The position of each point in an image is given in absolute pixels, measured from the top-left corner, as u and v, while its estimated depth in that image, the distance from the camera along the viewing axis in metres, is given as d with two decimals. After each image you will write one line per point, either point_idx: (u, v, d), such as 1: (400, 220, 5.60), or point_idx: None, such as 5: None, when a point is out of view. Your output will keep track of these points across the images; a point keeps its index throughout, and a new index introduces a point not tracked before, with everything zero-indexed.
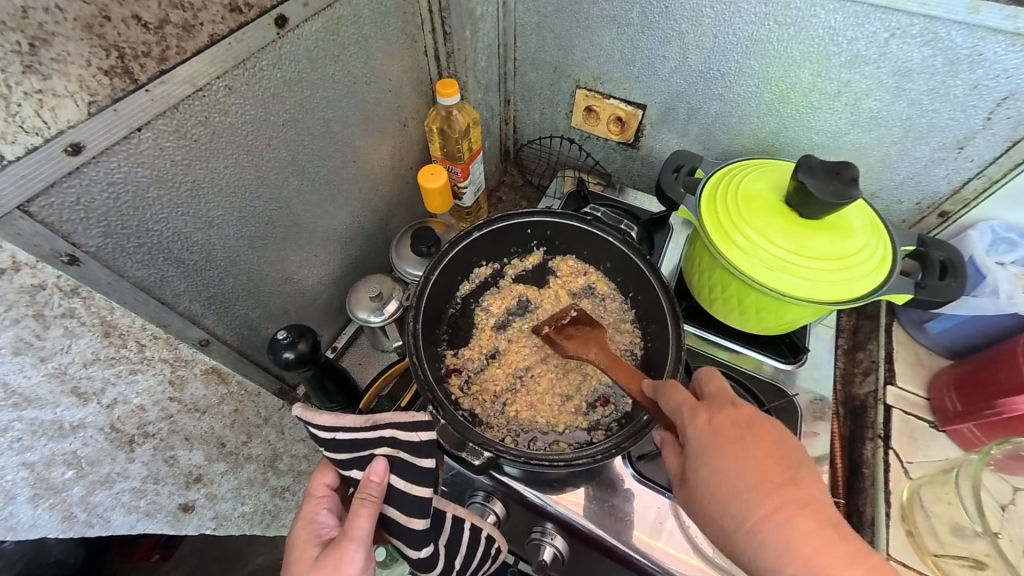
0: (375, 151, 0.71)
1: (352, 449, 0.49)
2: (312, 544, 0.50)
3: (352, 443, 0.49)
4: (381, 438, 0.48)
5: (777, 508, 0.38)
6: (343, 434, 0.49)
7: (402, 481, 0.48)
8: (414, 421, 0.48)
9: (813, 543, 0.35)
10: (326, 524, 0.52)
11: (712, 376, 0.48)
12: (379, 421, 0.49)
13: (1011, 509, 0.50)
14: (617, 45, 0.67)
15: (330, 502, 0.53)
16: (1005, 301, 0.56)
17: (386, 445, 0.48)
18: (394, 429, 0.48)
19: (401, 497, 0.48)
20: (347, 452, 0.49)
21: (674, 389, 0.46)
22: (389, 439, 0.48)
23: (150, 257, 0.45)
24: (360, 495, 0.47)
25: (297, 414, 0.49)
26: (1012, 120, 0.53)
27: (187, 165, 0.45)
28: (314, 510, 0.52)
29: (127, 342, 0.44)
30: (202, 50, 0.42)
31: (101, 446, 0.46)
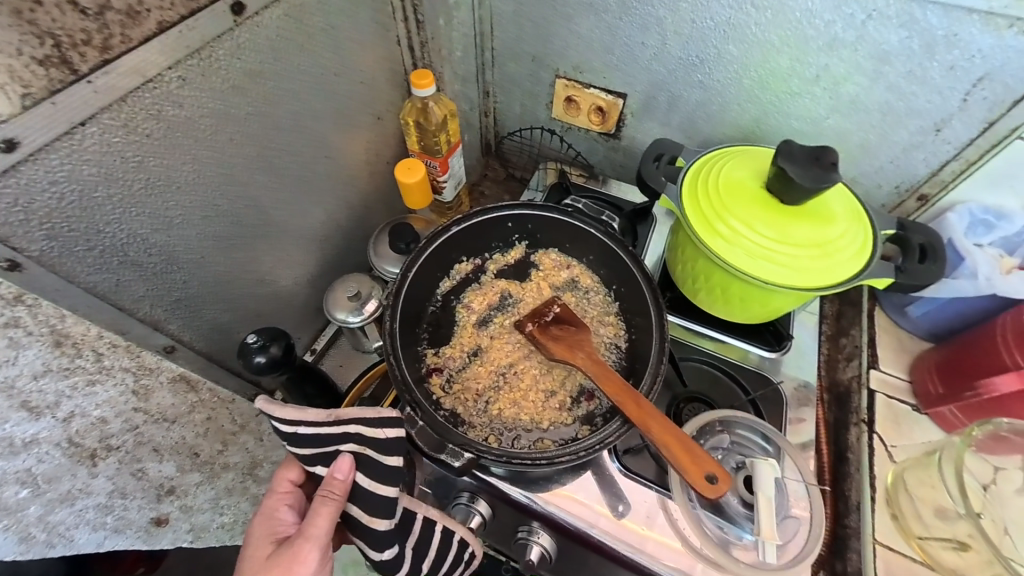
0: (349, 146, 0.69)
1: (315, 444, 0.47)
2: (268, 541, 0.49)
3: (315, 438, 0.47)
4: (347, 434, 0.47)
5: None
6: (305, 429, 0.47)
7: (367, 478, 0.47)
8: (381, 417, 0.47)
9: None
10: (284, 521, 0.51)
11: None
12: (342, 416, 0.47)
13: (993, 489, 0.50)
14: (595, 33, 0.66)
15: (293, 499, 0.52)
16: (983, 283, 0.56)
17: (351, 442, 0.47)
18: (359, 425, 0.47)
19: (365, 495, 0.47)
20: (312, 448, 0.47)
21: None
22: (355, 435, 0.47)
23: (104, 260, 0.42)
24: (324, 491, 0.46)
25: (258, 408, 0.46)
26: (988, 102, 0.53)
27: (140, 162, 0.42)
28: (275, 506, 0.51)
29: (82, 351, 0.42)
30: (151, 38, 0.39)
31: (58, 462, 0.44)
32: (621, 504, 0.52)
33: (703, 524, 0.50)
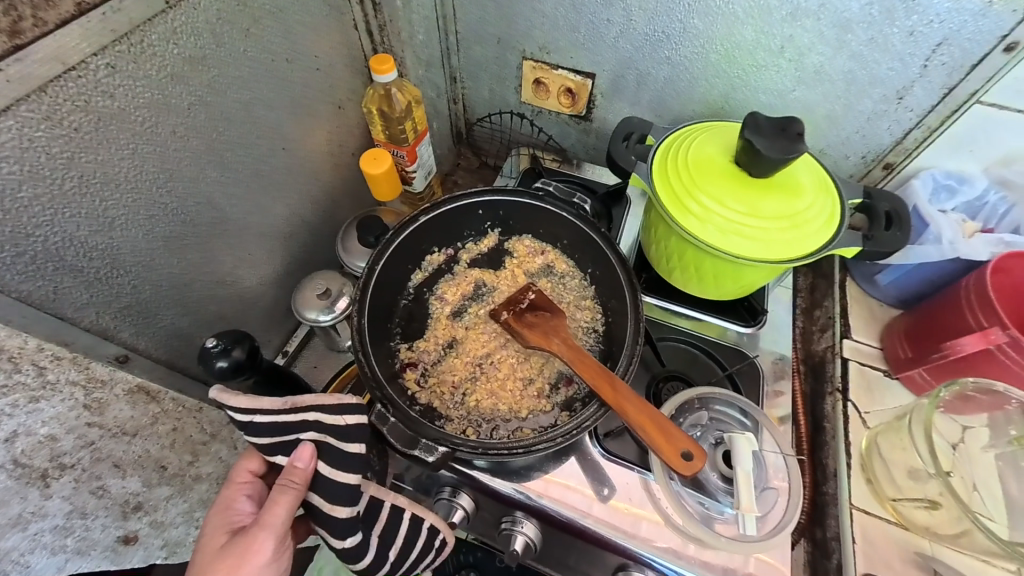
0: (309, 137, 0.66)
1: (271, 433, 0.45)
2: (223, 531, 0.48)
3: (273, 427, 0.45)
4: (306, 422, 0.46)
5: None
6: (262, 417, 0.45)
7: (327, 466, 0.45)
8: (341, 404, 0.47)
9: None
10: (240, 511, 0.49)
11: None
12: (298, 403, 0.46)
13: (961, 447, 0.52)
14: (560, 11, 0.64)
15: (251, 489, 0.51)
16: (948, 247, 0.58)
17: (311, 430, 0.46)
18: (317, 412, 0.47)
19: (325, 483, 0.46)
20: (269, 436, 0.45)
21: None
22: (313, 422, 0.46)
23: (37, 266, 0.39)
24: (283, 480, 0.45)
25: (214, 397, 0.45)
26: (946, 67, 0.53)
27: (69, 159, 0.39)
28: (232, 497, 0.50)
29: (20, 366, 0.38)
30: (69, 21, 0.35)
31: (4, 485, 0.41)
32: (605, 487, 0.52)
33: (683, 500, 0.50)
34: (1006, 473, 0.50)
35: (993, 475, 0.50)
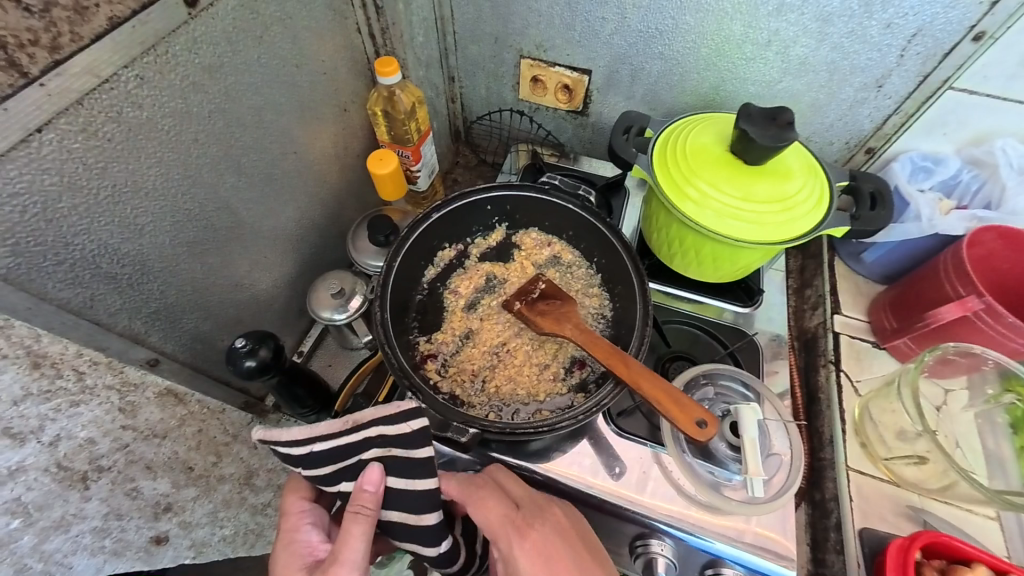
0: (316, 139, 0.67)
1: (333, 459, 0.48)
2: (298, 566, 0.48)
3: (334, 451, 0.48)
4: (367, 440, 0.47)
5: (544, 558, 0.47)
6: (322, 445, 0.48)
7: (403, 478, 0.47)
8: (400, 412, 0.47)
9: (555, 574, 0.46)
10: (309, 541, 0.50)
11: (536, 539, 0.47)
12: (358, 421, 0.48)
13: (944, 408, 0.57)
14: (555, 9, 0.66)
15: (311, 516, 0.51)
16: (926, 225, 0.62)
17: (375, 449, 0.47)
18: (379, 427, 0.47)
19: (403, 497, 0.47)
20: (330, 463, 0.48)
21: (528, 531, 0.48)
22: (376, 439, 0.47)
23: (75, 274, 0.40)
24: (353, 508, 0.46)
25: (259, 439, 0.48)
26: (921, 56, 0.57)
27: (103, 168, 0.40)
28: (295, 528, 0.51)
29: (61, 372, 0.39)
30: (102, 35, 0.36)
31: (48, 488, 0.42)
32: (617, 466, 0.55)
33: (694, 470, 0.54)
34: (983, 430, 0.55)
35: (972, 431, 0.56)
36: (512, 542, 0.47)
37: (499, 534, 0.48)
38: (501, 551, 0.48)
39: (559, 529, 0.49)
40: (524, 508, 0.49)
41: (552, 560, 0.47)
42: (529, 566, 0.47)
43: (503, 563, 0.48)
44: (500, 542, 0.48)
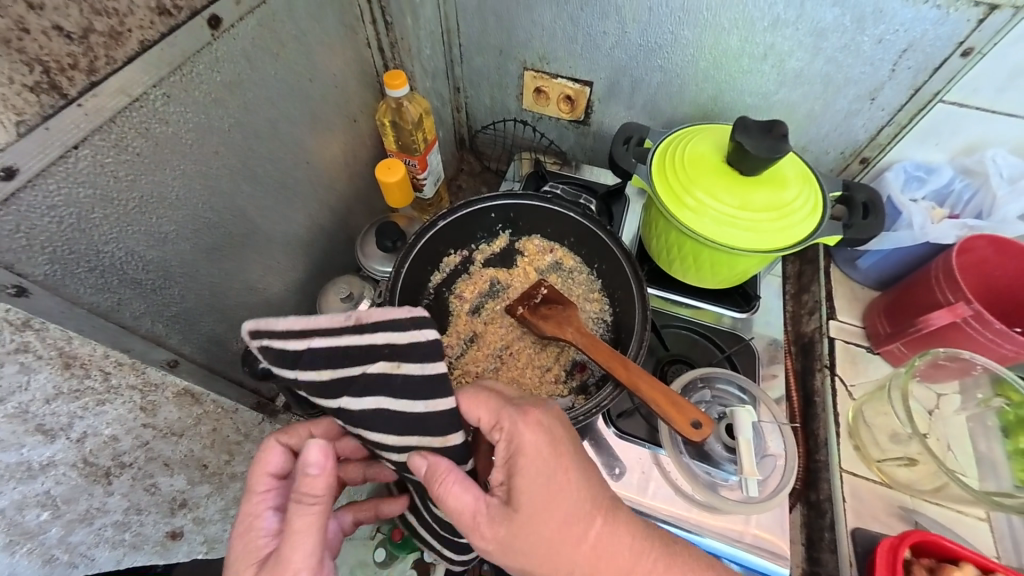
0: (326, 148, 0.69)
1: (328, 361, 0.42)
2: (250, 562, 0.45)
3: (333, 352, 0.42)
4: (373, 345, 0.43)
5: (549, 448, 0.45)
6: (319, 343, 0.42)
7: (421, 400, 0.44)
8: (415, 318, 0.44)
9: (557, 464, 0.44)
10: (267, 528, 0.47)
11: (536, 422, 0.46)
12: (365, 318, 0.44)
13: (936, 412, 0.59)
14: (558, 24, 0.69)
15: (273, 500, 0.49)
16: (918, 232, 0.64)
17: (380, 359, 0.43)
18: (388, 332, 0.43)
19: (424, 422, 0.44)
20: (325, 366, 0.42)
21: (529, 414, 0.46)
22: (385, 346, 0.43)
23: (104, 280, 0.43)
24: (299, 496, 0.43)
25: (250, 329, 0.43)
26: (913, 69, 0.59)
27: (132, 181, 0.42)
28: (254, 514, 0.48)
29: (90, 372, 0.41)
30: (134, 57, 0.39)
31: (74, 483, 0.44)
32: (617, 466, 0.57)
33: (692, 471, 0.56)
34: (975, 433, 0.57)
35: (964, 434, 0.57)
36: (515, 420, 0.46)
37: (503, 416, 0.46)
38: (502, 437, 0.46)
39: (558, 420, 0.47)
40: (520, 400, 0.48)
41: (553, 443, 0.45)
42: (532, 447, 0.44)
43: (504, 450, 0.46)
44: (502, 426, 0.46)
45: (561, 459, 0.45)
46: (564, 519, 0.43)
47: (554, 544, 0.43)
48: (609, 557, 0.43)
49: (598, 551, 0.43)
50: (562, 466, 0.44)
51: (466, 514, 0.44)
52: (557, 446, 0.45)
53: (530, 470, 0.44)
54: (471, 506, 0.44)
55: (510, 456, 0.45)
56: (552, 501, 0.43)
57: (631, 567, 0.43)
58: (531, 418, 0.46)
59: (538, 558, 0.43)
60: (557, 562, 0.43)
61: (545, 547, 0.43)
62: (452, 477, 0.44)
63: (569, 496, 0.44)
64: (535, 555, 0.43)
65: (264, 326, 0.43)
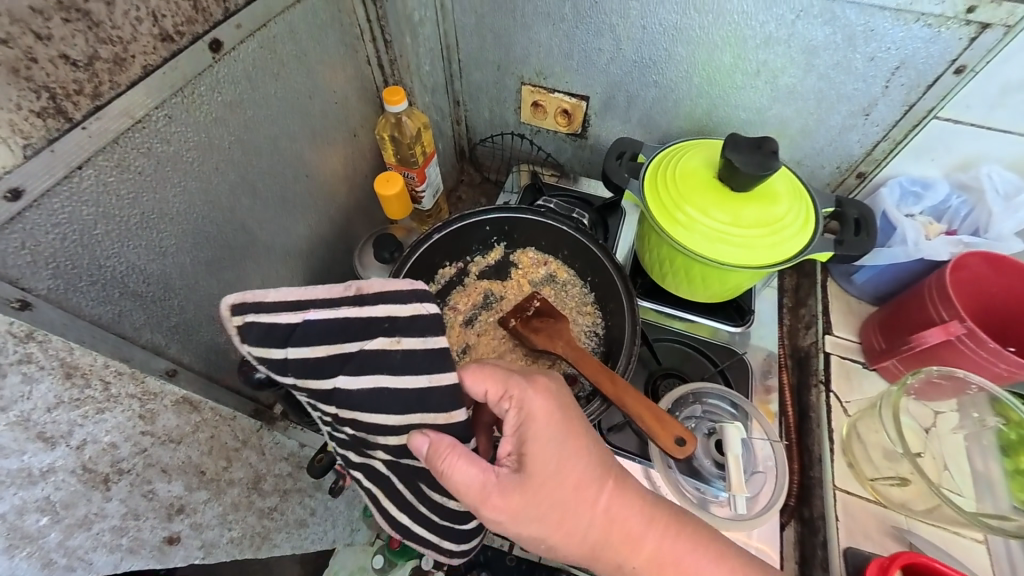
0: (326, 162, 0.71)
1: (330, 335, 0.44)
2: None
3: (331, 326, 0.44)
4: (374, 318, 0.45)
5: (558, 417, 0.45)
6: (317, 315, 0.44)
7: (424, 373, 0.45)
8: (416, 292, 0.46)
9: (568, 432, 0.45)
10: None
11: (546, 391, 0.46)
12: (364, 290, 0.46)
13: (933, 430, 0.58)
14: (554, 41, 0.70)
15: None
16: (912, 248, 0.64)
17: (382, 333, 0.45)
18: (389, 305, 0.45)
19: (427, 397, 0.45)
20: (325, 341, 0.44)
21: (538, 384, 0.46)
22: (385, 319, 0.45)
23: (106, 293, 0.44)
24: None
25: (232, 303, 0.41)
26: (905, 86, 0.59)
27: (134, 198, 0.44)
28: None
29: (90, 381, 0.43)
30: (137, 81, 0.41)
31: (74, 489, 0.45)
32: None
33: (681, 486, 0.56)
34: (972, 451, 0.56)
35: (960, 452, 0.57)
36: (525, 389, 0.45)
37: (512, 385, 0.46)
38: (510, 407, 0.46)
39: (564, 391, 0.48)
40: (523, 372, 0.48)
41: (564, 412, 0.46)
42: (543, 414, 0.45)
43: (513, 420, 0.46)
44: (511, 395, 0.46)
45: (571, 425, 0.45)
46: (577, 485, 0.44)
47: (568, 507, 0.44)
48: (620, 520, 0.44)
49: (610, 513, 0.45)
50: (573, 434, 0.45)
51: (476, 486, 0.43)
52: (566, 414, 0.46)
53: (543, 438, 0.44)
54: (480, 477, 0.43)
55: (520, 426, 0.45)
56: (564, 467, 0.44)
57: (642, 530, 0.45)
58: (539, 387, 0.46)
59: (551, 523, 0.44)
60: (570, 526, 0.44)
61: (558, 511, 0.44)
62: (456, 453, 0.43)
63: (582, 463, 0.44)
64: (548, 521, 0.44)
65: (251, 299, 0.43)
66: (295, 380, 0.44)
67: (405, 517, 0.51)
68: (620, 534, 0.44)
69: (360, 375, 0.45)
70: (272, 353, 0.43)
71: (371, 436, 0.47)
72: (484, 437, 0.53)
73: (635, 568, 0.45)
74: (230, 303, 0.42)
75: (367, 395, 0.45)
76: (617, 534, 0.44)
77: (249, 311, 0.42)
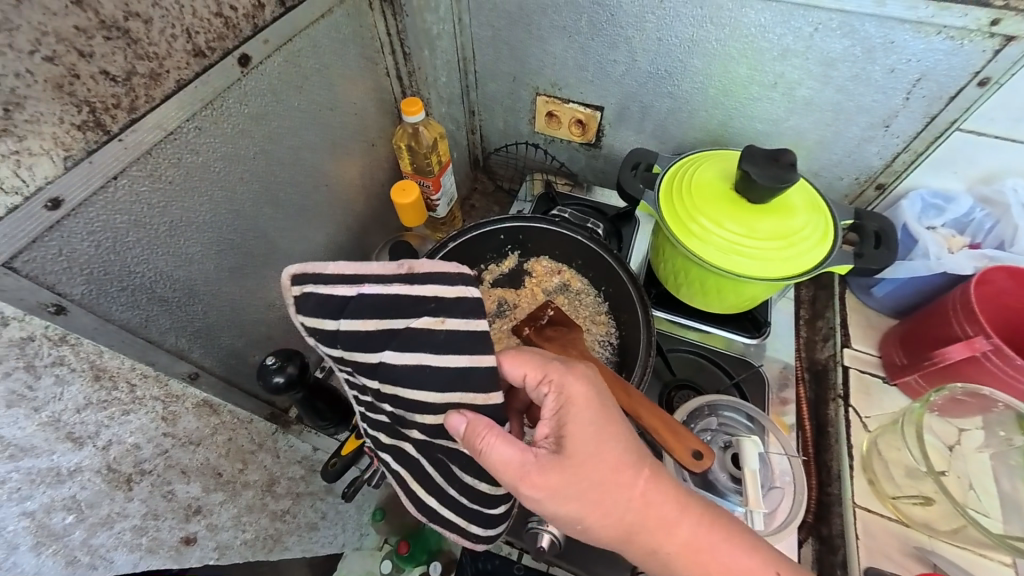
0: (344, 172, 0.72)
1: (379, 311, 0.44)
2: None
3: (382, 300, 0.44)
4: (422, 298, 0.45)
5: (596, 401, 0.45)
6: (370, 290, 0.44)
7: (467, 355, 0.44)
8: (462, 276, 0.46)
9: (606, 417, 0.44)
10: None
11: (584, 376, 0.46)
12: (415, 270, 0.45)
13: (957, 448, 0.57)
14: (569, 53, 0.71)
15: None
16: (934, 262, 0.63)
17: (428, 314, 0.45)
18: (436, 286, 0.45)
19: (467, 376, 0.45)
20: (374, 315, 0.44)
21: (577, 369, 0.46)
22: (432, 299, 0.45)
23: (134, 298, 0.46)
24: None
25: (291, 274, 0.44)
26: (926, 98, 0.58)
27: (164, 207, 0.46)
28: None
29: (117, 383, 0.44)
30: (169, 96, 0.43)
31: (98, 488, 0.45)
32: None
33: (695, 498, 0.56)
34: (998, 472, 0.55)
35: (986, 472, 0.55)
36: (564, 372, 0.45)
37: (551, 369, 0.46)
38: (549, 390, 0.45)
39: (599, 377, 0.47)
40: (561, 357, 0.48)
41: (602, 397, 0.45)
42: (582, 398, 0.44)
43: (552, 404, 0.45)
44: (550, 378, 0.45)
45: (609, 410, 0.45)
46: (614, 469, 0.43)
47: (605, 489, 0.43)
48: (657, 506, 0.43)
49: (647, 499, 0.43)
50: (610, 419, 0.44)
51: (514, 464, 0.43)
52: (604, 399, 0.45)
53: (582, 421, 0.43)
54: (519, 455, 0.43)
55: (559, 409, 0.45)
56: (602, 451, 0.43)
57: (678, 517, 0.43)
58: (578, 371, 0.46)
59: (588, 504, 0.43)
60: (606, 508, 0.43)
61: (596, 494, 0.43)
62: (494, 433, 0.43)
63: (619, 448, 0.43)
64: (585, 501, 0.43)
65: (310, 271, 0.44)
66: (345, 352, 0.45)
67: (433, 500, 0.51)
68: (656, 519, 0.43)
69: (404, 352, 0.45)
70: (325, 324, 0.44)
71: (409, 414, 0.47)
72: (517, 422, 0.56)
73: (670, 556, 0.43)
74: (291, 273, 0.44)
75: (410, 372, 0.45)
76: (654, 520, 0.43)
77: (308, 281, 0.44)
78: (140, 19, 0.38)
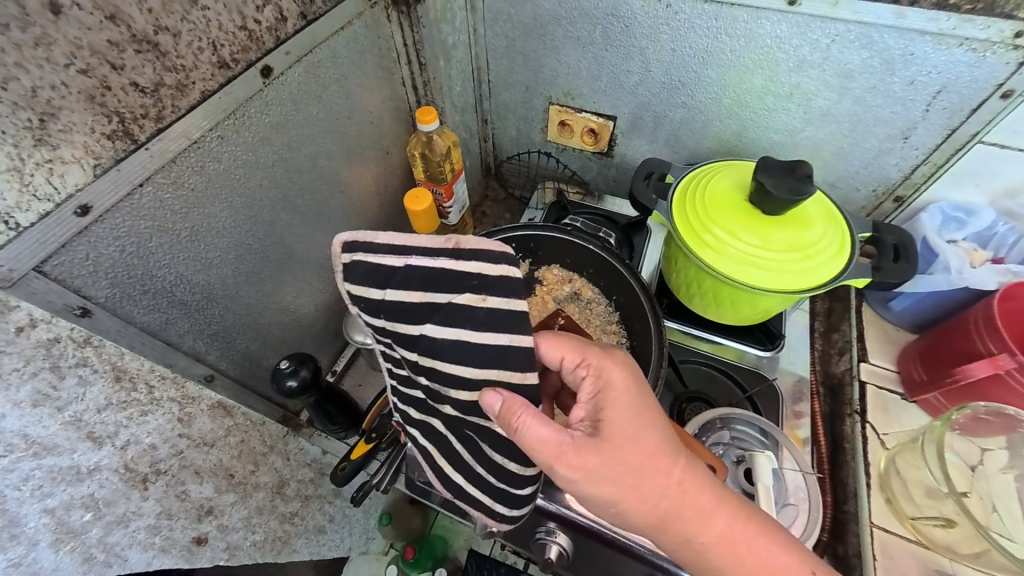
0: (359, 179, 0.73)
1: (423, 283, 0.44)
2: None
3: (427, 272, 0.44)
4: (465, 274, 0.43)
5: (634, 386, 0.46)
6: (416, 262, 0.45)
7: (506, 333, 0.43)
8: (505, 255, 0.43)
9: (644, 403, 0.45)
10: None
11: (622, 362, 0.47)
12: (461, 245, 0.44)
13: (980, 468, 0.55)
14: (583, 63, 0.71)
15: None
16: (955, 276, 0.61)
17: (470, 290, 0.43)
18: (480, 263, 0.44)
19: (506, 355, 0.43)
20: (418, 286, 0.44)
21: (616, 356, 0.47)
22: (475, 276, 0.43)
23: (155, 302, 0.47)
24: None
25: (344, 239, 0.46)
26: (947, 110, 0.57)
27: (185, 213, 0.47)
28: None
29: (137, 384, 0.45)
30: (194, 105, 0.44)
31: (115, 486, 0.45)
32: None
33: None
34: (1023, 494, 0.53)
35: (1011, 494, 0.53)
36: (603, 357, 0.47)
37: (591, 354, 0.47)
38: (587, 374, 0.47)
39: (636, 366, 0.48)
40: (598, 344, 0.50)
41: (639, 384, 0.47)
42: (621, 384, 0.46)
43: (589, 388, 0.47)
44: (589, 363, 0.47)
45: (646, 396, 0.46)
46: (650, 455, 0.43)
47: (641, 474, 0.42)
48: (694, 496, 0.42)
49: (684, 488, 0.43)
50: (647, 406, 0.45)
51: (550, 444, 0.42)
52: (641, 386, 0.46)
53: (620, 405, 0.44)
54: (555, 436, 0.42)
55: (596, 393, 0.46)
56: (639, 436, 0.43)
57: (715, 508, 0.42)
58: (616, 358, 0.47)
59: (624, 487, 0.42)
60: (643, 495, 0.42)
61: (632, 478, 0.42)
62: (529, 412, 0.42)
63: (656, 434, 0.44)
64: (622, 484, 0.42)
65: (360, 240, 0.46)
66: (387, 322, 0.46)
67: (459, 477, 0.51)
68: (693, 509, 0.42)
69: (444, 327, 0.44)
70: (370, 292, 0.46)
71: (444, 388, 0.46)
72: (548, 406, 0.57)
73: (706, 546, 0.42)
74: (344, 241, 0.46)
75: (449, 346, 0.44)
76: (691, 510, 0.42)
77: (357, 249, 0.46)
78: (169, 32, 0.40)
